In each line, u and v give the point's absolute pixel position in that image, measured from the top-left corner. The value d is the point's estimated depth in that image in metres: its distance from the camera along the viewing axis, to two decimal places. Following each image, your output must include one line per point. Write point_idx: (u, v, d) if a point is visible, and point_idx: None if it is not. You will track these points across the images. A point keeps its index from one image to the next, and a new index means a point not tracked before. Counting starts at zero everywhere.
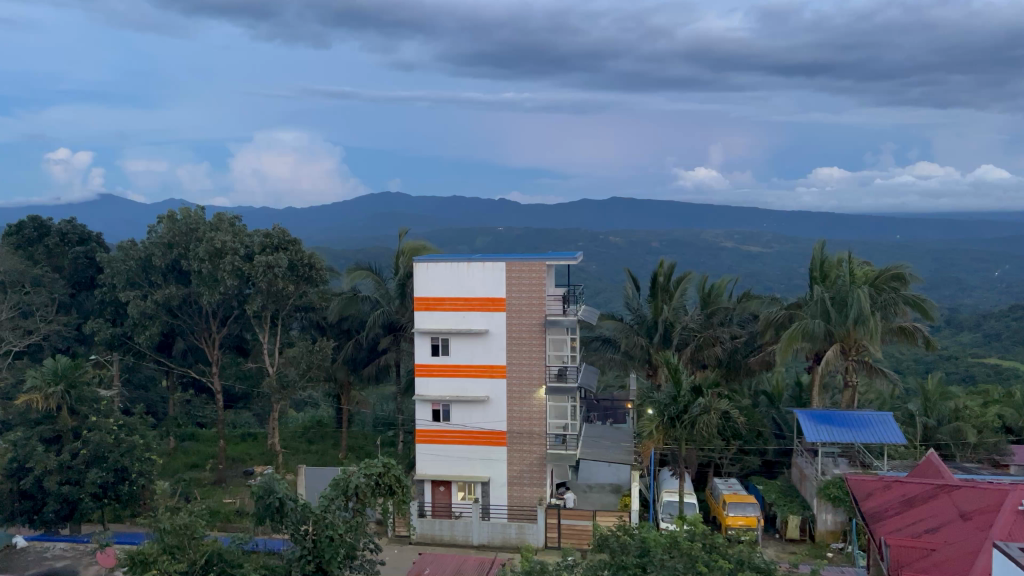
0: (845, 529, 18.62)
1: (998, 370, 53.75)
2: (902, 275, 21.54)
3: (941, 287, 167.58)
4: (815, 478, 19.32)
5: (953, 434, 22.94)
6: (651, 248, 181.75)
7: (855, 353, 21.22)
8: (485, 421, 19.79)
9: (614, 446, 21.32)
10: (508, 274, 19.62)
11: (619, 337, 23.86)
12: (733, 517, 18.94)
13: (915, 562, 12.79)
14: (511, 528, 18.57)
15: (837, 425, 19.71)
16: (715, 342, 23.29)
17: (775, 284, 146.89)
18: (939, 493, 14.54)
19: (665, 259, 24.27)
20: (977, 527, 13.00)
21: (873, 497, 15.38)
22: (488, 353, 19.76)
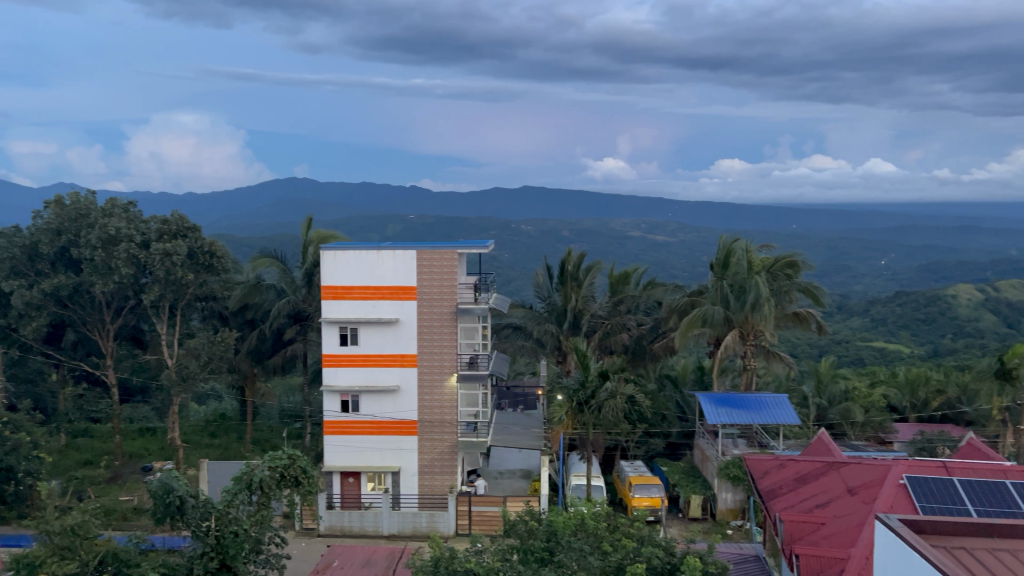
0: (743, 507, 19.43)
1: (884, 352, 57.08)
2: (795, 262, 22.53)
3: (833, 274, 176.25)
4: (716, 459, 20.01)
5: (843, 414, 24.24)
6: (561, 236, 183.85)
7: (753, 338, 22.09)
8: (396, 410, 19.64)
9: (524, 432, 21.54)
10: (419, 262, 19.49)
11: (529, 324, 24.13)
12: (639, 498, 19.43)
13: (807, 536, 13.46)
14: (422, 517, 18.56)
15: (736, 407, 20.47)
16: (622, 329, 23.96)
17: (680, 272, 151.07)
18: (829, 470, 15.33)
19: (575, 248, 24.64)
20: (863, 501, 13.78)
21: (768, 476, 16.06)
22: (398, 342, 19.60)
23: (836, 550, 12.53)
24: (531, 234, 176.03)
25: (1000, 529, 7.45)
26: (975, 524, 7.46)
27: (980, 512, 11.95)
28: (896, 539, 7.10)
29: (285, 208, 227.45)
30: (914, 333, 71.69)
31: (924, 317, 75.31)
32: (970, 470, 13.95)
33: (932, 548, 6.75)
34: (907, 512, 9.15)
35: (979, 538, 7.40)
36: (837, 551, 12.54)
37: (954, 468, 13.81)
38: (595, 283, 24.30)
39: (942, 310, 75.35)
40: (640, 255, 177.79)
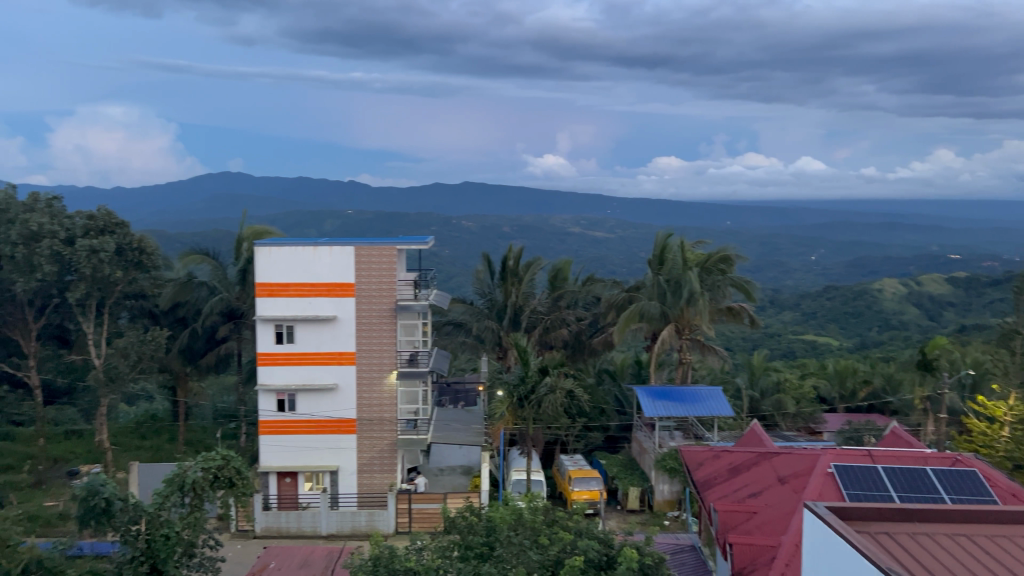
0: (680, 498, 19.76)
1: (814, 345, 58.89)
2: (728, 257, 22.95)
3: (766, 269, 181.00)
4: (653, 451, 20.34)
5: (776, 405, 24.92)
6: (502, 232, 184.09)
7: (689, 333, 22.53)
8: (334, 409, 19.40)
9: (464, 428, 21.51)
10: (358, 258, 19.26)
11: (470, 321, 24.06)
12: (578, 492, 19.66)
13: (740, 525, 13.81)
14: (361, 516, 18.39)
15: (672, 400, 20.82)
16: (561, 324, 24.00)
17: (619, 268, 152.92)
18: (761, 460, 15.77)
19: (516, 244, 24.82)
20: (793, 490, 14.20)
21: (703, 466, 16.44)
22: (336, 339, 19.34)
23: (768, 539, 12.89)
24: (472, 230, 175.80)
25: (922, 514, 7.66)
26: (899, 510, 7.65)
27: (902, 498, 12.44)
28: (826, 526, 7.28)
29: (219, 203, 222.07)
30: (841, 325, 74.16)
31: (851, 310, 77.97)
32: (893, 458, 14.53)
33: (857, 534, 6.96)
34: (834, 501, 9.42)
35: (902, 522, 7.61)
36: (768, 538, 12.89)
37: (878, 457, 14.36)
38: (535, 279, 24.56)
39: (868, 303, 78.07)
40: (580, 251, 179.32)
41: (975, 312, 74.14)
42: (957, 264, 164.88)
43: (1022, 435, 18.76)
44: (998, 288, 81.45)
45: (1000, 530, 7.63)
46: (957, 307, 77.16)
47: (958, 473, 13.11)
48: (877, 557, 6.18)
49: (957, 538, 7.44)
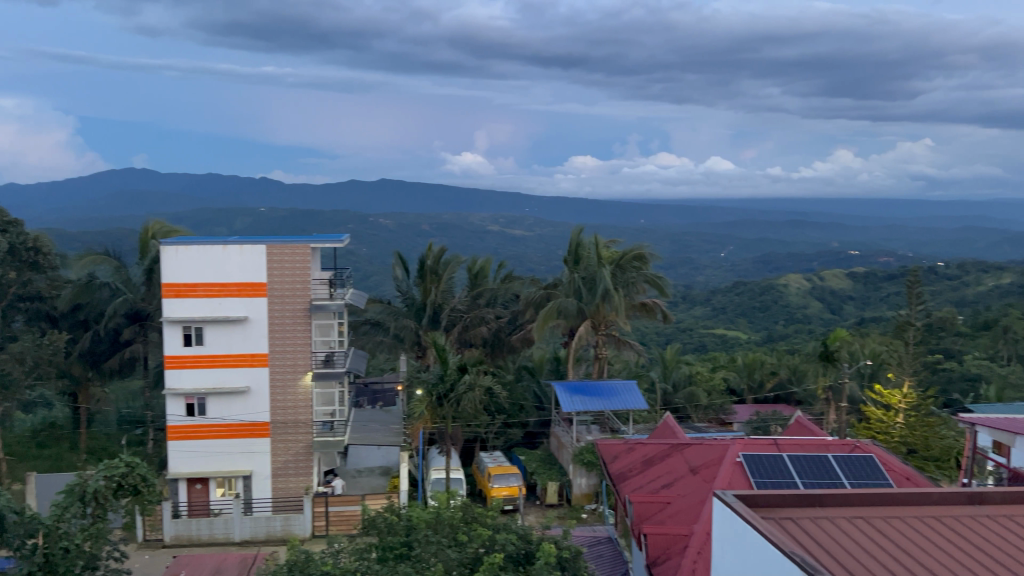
0: (596, 490, 20.11)
1: (724, 339, 60.85)
2: (643, 255, 23.41)
3: (679, 266, 185.92)
4: (571, 445, 20.62)
5: (688, 398, 25.58)
6: (419, 231, 182.90)
7: (605, 328, 22.92)
8: (246, 412, 18.89)
9: (382, 429, 21.33)
10: (269, 257, 18.81)
11: (387, 320, 23.79)
12: (498, 488, 19.71)
13: (654, 516, 14.15)
14: (276, 521, 17.92)
15: (589, 394, 21.12)
16: (481, 321, 23.94)
17: (537, 266, 154.21)
18: (673, 451, 16.24)
19: (434, 242, 24.65)
20: (703, 479, 14.64)
21: (619, 459, 16.81)
22: (247, 341, 18.86)
23: (680, 528, 13.24)
24: (389, 228, 174.01)
25: (822, 499, 7.34)
26: (798, 495, 7.34)
27: (805, 484, 13.00)
28: (729, 515, 7.09)
29: (123, 201, 212.89)
30: (750, 319, 76.89)
31: (759, 304, 80.93)
32: (798, 446, 15.17)
33: (763, 520, 6.95)
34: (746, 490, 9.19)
35: (802, 507, 7.30)
36: (681, 528, 13.24)
37: (783, 445, 14.99)
38: (454, 277, 24.43)
39: (775, 298, 81.14)
40: (498, 249, 179.88)
41: (873, 305, 78.12)
42: (856, 260, 173.16)
43: (914, 420, 19.87)
44: (893, 282, 86.02)
45: (904, 511, 7.32)
46: (856, 301, 81.09)
47: (857, 459, 13.82)
48: (782, 542, 6.12)
49: (856, 521, 7.12)
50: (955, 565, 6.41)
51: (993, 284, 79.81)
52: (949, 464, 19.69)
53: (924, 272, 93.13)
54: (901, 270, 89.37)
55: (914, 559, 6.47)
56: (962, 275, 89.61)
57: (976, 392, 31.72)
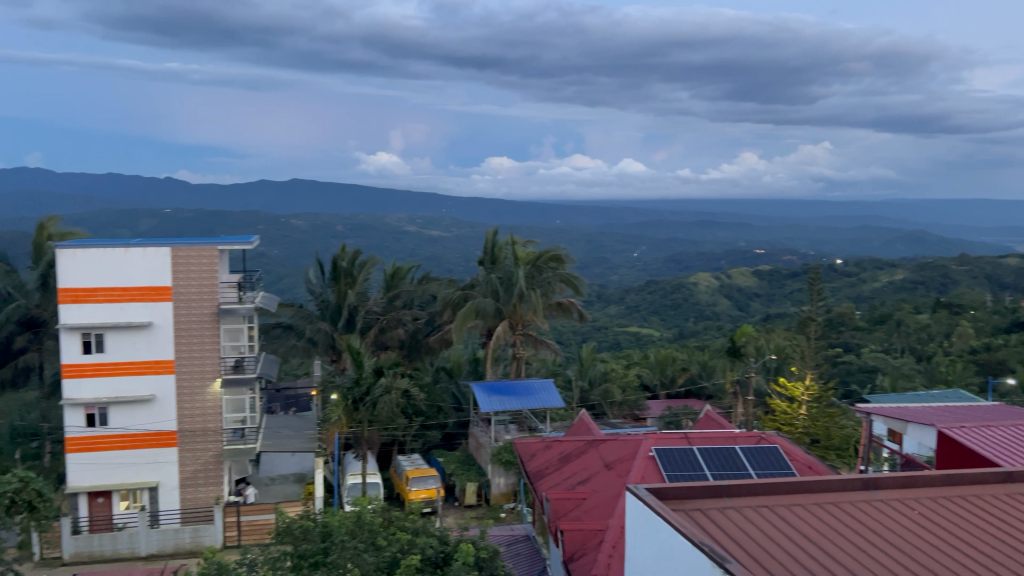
0: (515, 489, 20.23)
1: (637, 336, 62.19)
2: (559, 255, 23.67)
3: (594, 266, 189.05)
4: (489, 446, 20.70)
5: (604, 394, 26.02)
6: (334, 232, 179.87)
7: (522, 328, 23.09)
8: (152, 421, 18.21)
9: (296, 435, 20.89)
10: (174, 260, 18.18)
11: (300, 323, 23.32)
12: (416, 491, 19.59)
13: (570, 512, 14.32)
14: (185, 533, 17.32)
15: (506, 394, 21.21)
16: (397, 324, 23.85)
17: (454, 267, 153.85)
18: (589, 448, 16.56)
19: (348, 243, 24.46)
20: (618, 474, 14.93)
21: (536, 457, 17.01)
22: (152, 347, 18.16)
23: (596, 523, 13.46)
24: (302, 229, 170.46)
25: (729, 489, 7.59)
26: (707, 486, 7.57)
27: (715, 476, 13.38)
28: (643, 509, 7.25)
29: (15, 202, 201.39)
30: (662, 316, 78.76)
31: (670, 302, 83.04)
32: (707, 439, 15.67)
33: (673, 512, 7.14)
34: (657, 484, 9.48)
35: (710, 498, 7.54)
36: (596, 523, 13.45)
37: (694, 438, 15.45)
38: (369, 278, 24.32)
39: (686, 296, 83.41)
40: (414, 250, 178.63)
41: (777, 302, 81.42)
42: (762, 259, 179.75)
43: (816, 411, 20.74)
44: (795, 280, 89.83)
45: (806, 498, 7.65)
46: (761, 298, 84.45)
47: (763, 450, 14.37)
48: (691, 533, 6.29)
49: (761, 509, 7.39)
50: (851, 548, 6.74)
51: (887, 280, 84.33)
52: (848, 452, 20.66)
53: (824, 270, 97.61)
54: (803, 269, 93.33)
55: (814, 544, 6.77)
56: (859, 272, 94.36)
57: (872, 382, 33.41)
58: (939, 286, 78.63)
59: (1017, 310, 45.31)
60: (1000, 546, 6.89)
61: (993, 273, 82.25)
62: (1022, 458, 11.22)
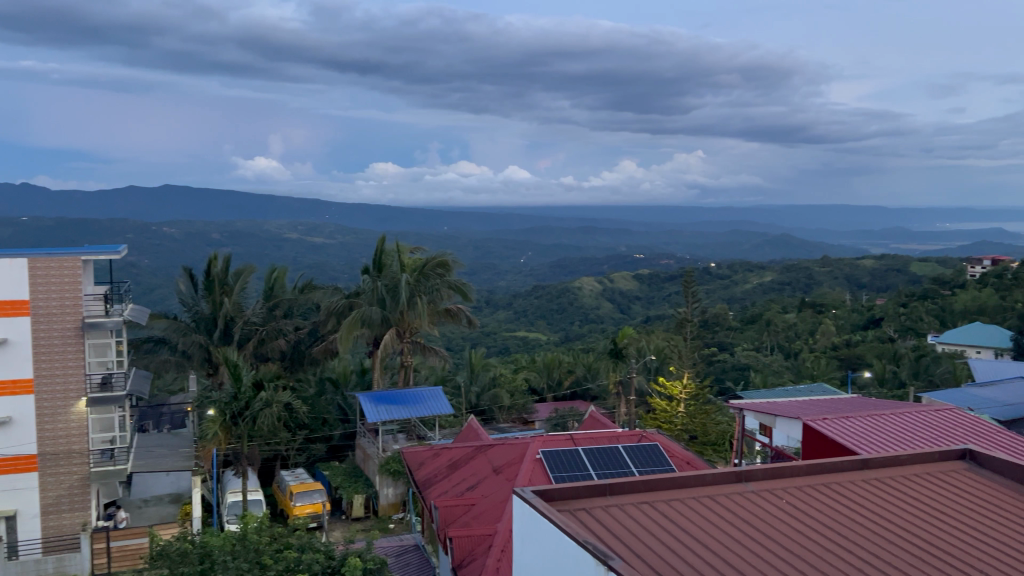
0: (403, 499, 20.02)
1: (525, 341, 62.98)
2: (446, 262, 23.62)
3: (481, 272, 190.01)
4: (376, 456, 20.40)
5: (492, 399, 26.20)
6: (212, 240, 172.77)
7: (410, 335, 22.91)
8: (8, 445, 16.96)
9: (172, 453, 19.88)
10: (33, 272, 16.95)
11: (173, 336, 22.28)
12: (300, 507, 19.06)
13: (459, 518, 14.32)
14: (47, 563, 16.17)
15: (394, 404, 20.96)
16: (278, 334, 23.15)
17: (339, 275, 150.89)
18: (477, 453, 16.65)
19: (222, 251, 23.57)
20: (506, 478, 15.05)
21: (424, 466, 16.94)
22: (7, 366, 16.90)
23: (484, 528, 13.51)
24: (177, 238, 162.87)
25: (611, 488, 7.81)
26: (591, 485, 7.75)
27: (599, 475, 13.69)
28: (529, 511, 7.32)
29: None
30: (549, 320, 79.97)
31: (556, 306, 84.45)
32: (591, 439, 16.06)
33: (558, 512, 7.27)
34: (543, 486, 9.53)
35: (594, 497, 7.71)
36: (485, 528, 13.53)
37: (578, 439, 15.81)
38: (245, 288, 23.54)
39: (571, 300, 85.09)
40: (298, 259, 174.10)
41: (657, 305, 84.58)
42: (643, 263, 185.93)
43: (694, 408, 21.60)
44: (674, 283, 93.48)
45: (685, 493, 7.96)
46: (642, 301, 87.64)
47: (644, 448, 14.85)
48: (575, 532, 6.43)
49: (642, 506, 7.65)
50: (727, 539, 7.04)
51: (757, 281, 89.09)
52: (723, 447, 21.64)
53: (700, 274, 102.04)
54: (680, 272, 97.20)
55: (692, 537, 7.03)
56: (732, 274, 99.17)
57: (745, 379, 35.18)
58: (803, 287, 83.80)
59: (872, 308, 48.92)
60: (859, 528, 7.40)
61: (851, 274, 88.38)
62: (877, 446, 12.10)
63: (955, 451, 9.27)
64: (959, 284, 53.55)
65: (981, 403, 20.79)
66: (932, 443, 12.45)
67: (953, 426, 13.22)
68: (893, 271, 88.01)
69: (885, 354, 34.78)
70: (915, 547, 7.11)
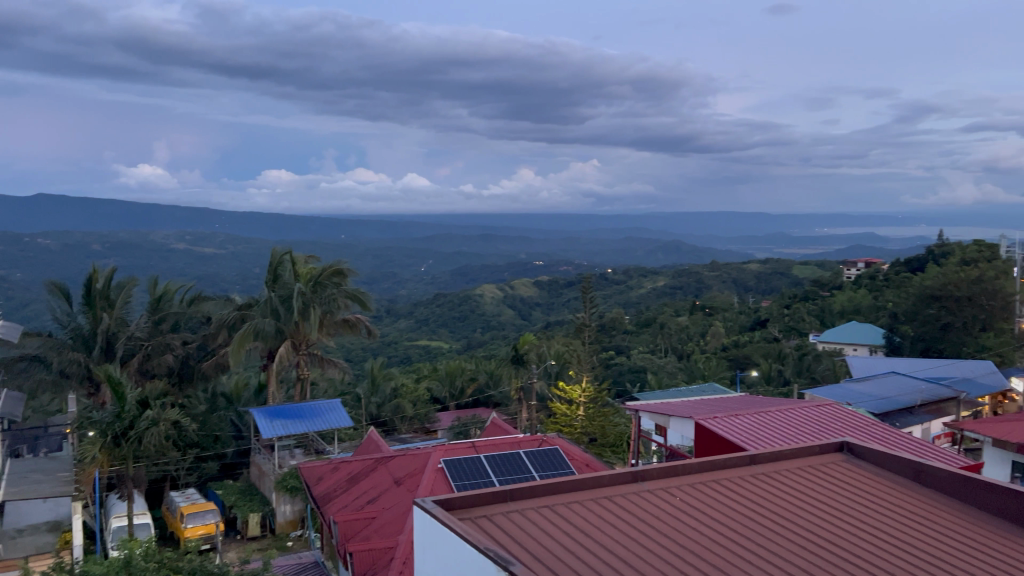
0: (302, 516, 19.45)
1: (427, 350, 62.54)
2: (342, 270, 23.24)
3: (381, 281, 187.87)
4: (272, 472, 19.75)
5: (394, 410, 25.90)
6: (92, 251, 163.62)
7: (306, 347, 22.35)
8: None
9: (48, 478, 18.50)
10: None
11: (48, 354, 20.94)
12: (192, 528, 18.25)
13: (359, 532, 14.05)
14: None
15: (289, 418, 20.39)
16: (165, 349, 22.12)
17: (232, 287, 145.77)
18: (376, 466, 16.43)
19: (102, 263, 22.37)
20: (407, 490, 14.90)
21: (322, 481, 16.55)
22: None
23: (385, 541, 13.32)
24: (54, 250, 153.46)
25: (512, 493, 7.84)
26: (491, 492, 7.75)
27: (501, 481, 13.71)
28: (429, 521, 7.22)
29: None
30: (450, 328, 79.76)
31: (457, 314, 84.31)
32: (493, 446, 16.10)
33: (458, 521, 7.21)
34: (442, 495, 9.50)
35: (494, 504, 7.73)
36: (386, 541, 13.33)
37: (480, 447, 15.84)
38: (128, 303, 22.42)
39: (472, 307, 85.17)
40: (186, 271, 167.16)
41: (557, 311, 85.78)
42: (543, 270, 188.49)
43: (592, 411, 22.08)
44: (572, 290, 95.20)
45: (583, 495, 8.10)
46: (542, 308, 88.77)
47: (545, 454, 14.97)
48: (476, 540, 6.39)
49: (542, 510, 7.72)
50: (625, 539, 7.18)
51: (651, 286, 91.80)
52: (622, 448, 22.14)
53: (597, 279, 104.16)
54: (578, 278, 99.10)
55: (590, 539, 7.15)
56: (627, 280, 101.93)
57: (642, 380, 36.14)
58: (694, 290, 86.95)
59: (759, 309, 51.26)
60: (748, 522, 7.73)
61: (738, 278, 92.41)
62: (764, 441, 12.66)
63: (834, 444, 9.84)
64: (836, 285, 56.86)
65: (858, 397, 22.09)
66: (814, 436, 13.13)
67: (831, 420, 14.00)
68: (777, 274, 92.64)
69: (771, 353, 36.44)
70: (799, 537, 7.50)
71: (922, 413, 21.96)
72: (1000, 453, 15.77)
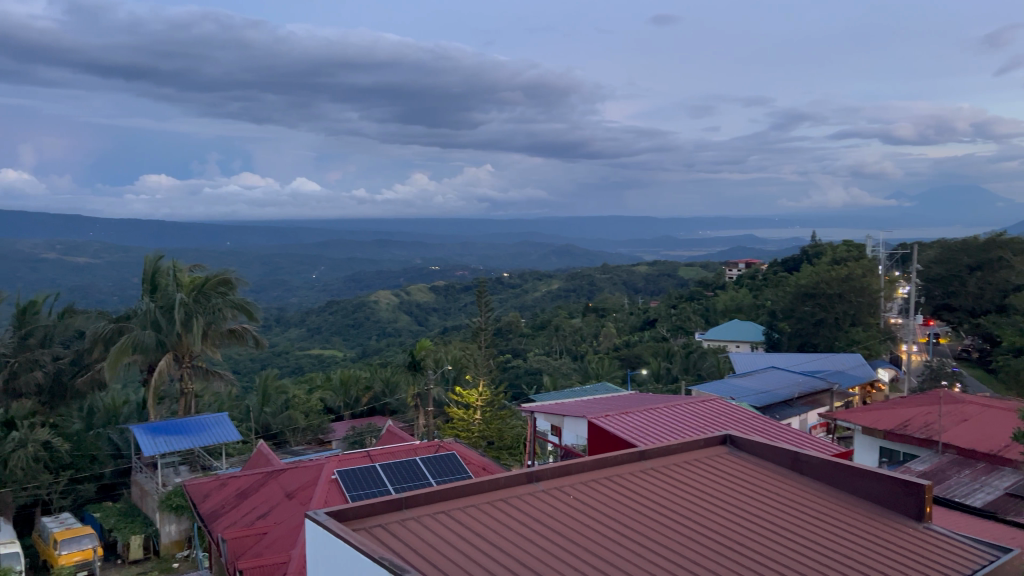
0: (188, 535, 18.66)
1: (320, 359, 61.31)
2: (229, 280, 22.36)
3: (270, 289, 182.63)
4: (154, 491, 18.81)
5: (286, 422, 25.15)
6: None
7: (189, 360, 21.39)
8: None
9: None
10: None
11: None
12: (66, 555, 17.15)
13: (249, 549, 13.57)
14: None
15: (173, 434, 19.49)
16: (33, 366, 20.74)
17: (109, 299, 138.10)
18: (267, 480, 15.96)
19: None
20: (299, 503, 14.52)
21: (210, 498, 15.93)
22: None
23: (277, 557, 12.94)
24: None
25: (407, 502, 7.80)
26: (386, 500, 7.67)
27: (396, 490, 13.55)
28: (323, 532, 7.06)
29: None
30: (345, 336, 78.45)
31: (351, 321, 82.94)
32: (388, 455, 15.93)
33: (354, 531, 7.11)
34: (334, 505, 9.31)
35: (389, 512, 7.64)
36: (278, 556, 12.95)
37: (375, 455, 15.64)
38: None
39: (367, 314, 83.97)
40: (58, 282, 157.28)
41: (453, 316, 85.89)
42: (438, 275, 187.95)
43: (489, 415, 22.21)
44: (468, 294, 95.56)
45: (480, 499, 8.14)
46: (438, 314, 88.64)
47: (441, 460, 14.92)
48: (371, 549, 6.30)
49: (438, 515, 7.71)
50: (522, 541, 7.26)
51: (545, 289, 93.20)
52: (518, 450, 22.40)
53: (493, 283, 104.91)
54: (474, 283, 99.56)
55: (487, 542, 7.19)
56: (522, 284, 103.26)
57: (537, 382, 36.63)
58: (587, 292, 88.87)
59: (648, 309, 52.93)
60: (636, 515, 7.99)
61: (628, 280, 95.23)
62: (653, 437, 13.07)
63: (717, 437, 10.27)
64: (720, 284, 59.47)
65: (741, 392, 23.14)
66: (700, 431, 13.66)
67: (717, 415, 14.59)
68: (665, 275, 96.00)
69: (659, 352, 37.65)
70: (685, 528, 7.80)
71: (799, 405, 23.25)
72: (868, 440, 16.84)
